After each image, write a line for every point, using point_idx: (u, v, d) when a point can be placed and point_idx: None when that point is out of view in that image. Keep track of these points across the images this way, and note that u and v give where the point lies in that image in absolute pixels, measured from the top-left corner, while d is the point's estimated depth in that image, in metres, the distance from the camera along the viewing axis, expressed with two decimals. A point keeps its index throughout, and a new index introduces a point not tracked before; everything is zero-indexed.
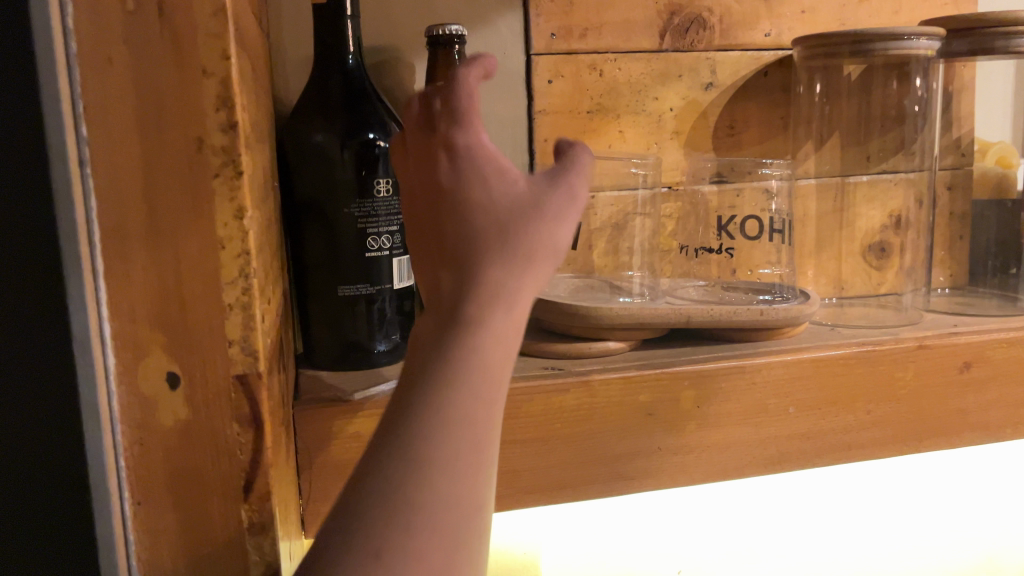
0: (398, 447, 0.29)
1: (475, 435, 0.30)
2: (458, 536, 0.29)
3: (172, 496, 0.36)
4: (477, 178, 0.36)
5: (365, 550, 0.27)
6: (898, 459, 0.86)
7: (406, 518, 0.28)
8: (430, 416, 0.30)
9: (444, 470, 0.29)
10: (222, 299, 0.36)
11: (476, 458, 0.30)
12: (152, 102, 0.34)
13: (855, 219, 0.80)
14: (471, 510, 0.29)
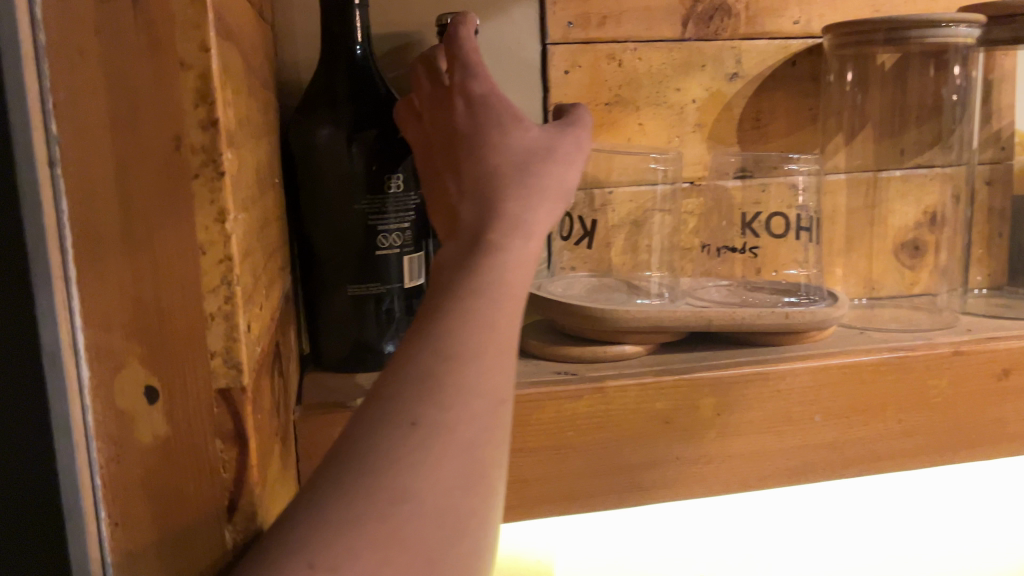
0: (437, 331, 0.33)
1: (499, 334, 0.34)
2: (483, 414, 0.32)
3: (152, 517, 0.34)
4: (493, 122, 0.47)
5: (404, 415, 0.30)
6: (931, 470, 0.82)
7: (441, 392, 0.31)
8: (464, 307, 0.34)
9: (477, 355, 0.33)
10: (202, 308, 0.34)
11: (502, 349, 0.34)
12: (126, 98, 0.31)
13: (888, 215, 0.76)
14: (496, 398, 0.33)
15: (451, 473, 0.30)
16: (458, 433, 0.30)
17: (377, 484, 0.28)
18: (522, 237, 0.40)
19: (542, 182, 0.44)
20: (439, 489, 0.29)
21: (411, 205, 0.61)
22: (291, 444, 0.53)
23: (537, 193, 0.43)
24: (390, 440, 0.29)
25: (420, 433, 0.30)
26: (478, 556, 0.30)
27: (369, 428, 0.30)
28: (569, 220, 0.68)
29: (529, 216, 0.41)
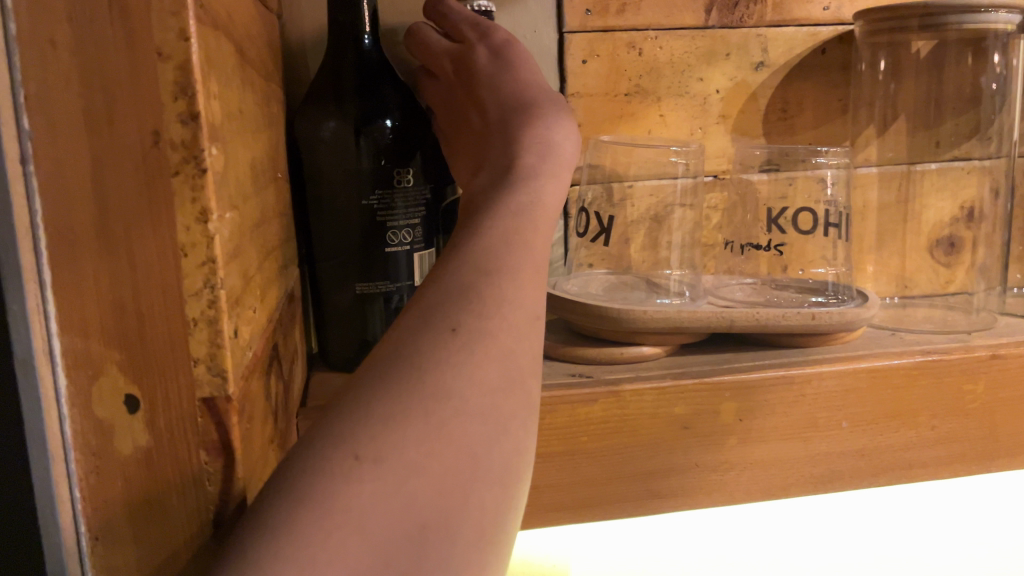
0: (474, 246, 0.36)
1: (533, 259, 0.37)
2: (520, 328, 0.34)
3: (133, 535, 0.33)
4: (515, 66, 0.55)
5: (445, 322, 0.32)
6: (970, 479, 0.79)
7: (482, 305, 0.33)
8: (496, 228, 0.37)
9: (513, 275, 0.35)
10: (185, 312, 0.32)
11: (536, 270, 0.36)
12: (101, 92, 0.30)
13: (922, 211, 0.73)
14: (530, 316, 0.35)
15: (492, 378, 0.31)
16: (497, 342, 0.32)
17: (420, 385, 0.29)
18: (555, 160, 0.44)
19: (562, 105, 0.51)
20: (480, 391, 0.31)
21: (422, 200, 0.59)
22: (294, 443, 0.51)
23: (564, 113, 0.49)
24: (433, 345, 0.31)
25: (461, 338, 0.31)
26: (517, 457, 0.32)
27: (412, 336, 0.31)
28: (586, 215, 0.66)
29: (559, 143, 0.46)
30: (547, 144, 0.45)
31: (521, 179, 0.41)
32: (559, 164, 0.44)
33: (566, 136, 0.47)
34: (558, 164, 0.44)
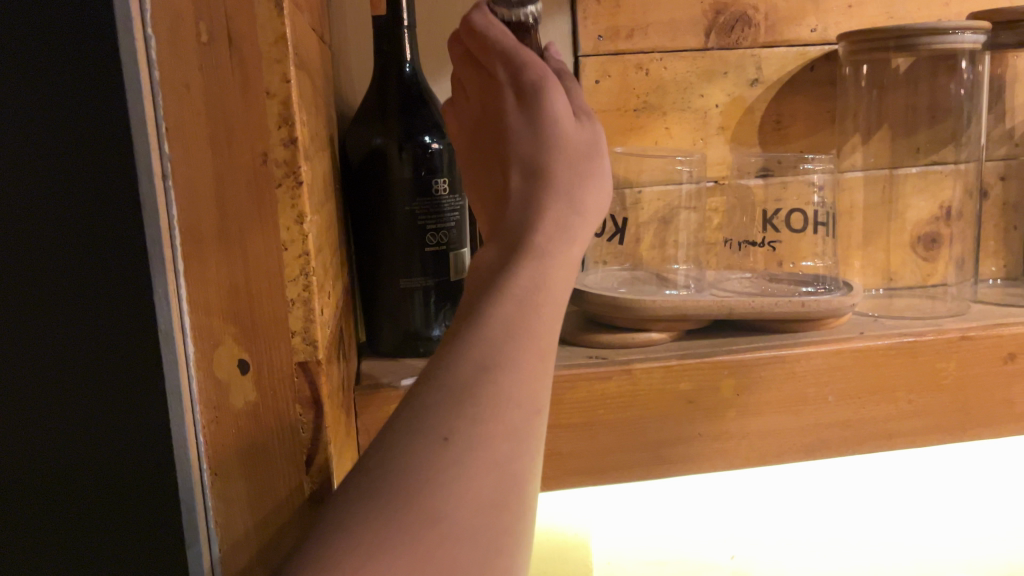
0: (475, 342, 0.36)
1: (535, 345, 0.37)
2: (516, 427, 0.34)
3: (247, 471, 0.41)
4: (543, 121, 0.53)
5: (437, 431, 0.33)
6: (938, 450, 0.90)
7: (478, 406, 0.34)
8: (500, 321, 0.37)
9: (512, 369, 0.36)
10: (286, 295, 0.40)
11: (538, 358, 0.37)
12: (222, 123, 0.38)
13: (905, 210, 0.81)
14: (526, 413, 0.35)
15: (483, 494, 0.32)
16: (488, 450, 0.33)
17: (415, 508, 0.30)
18: (566, 233, 0.45)
19: (585, 173, 0.51)
20: (471, 512, 0.31)
21: (457, 205, 0.67)
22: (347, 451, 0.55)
23: (584, 186, 0.50)
24: (426, 458, 0.32)
25: (454, 450, 0.32)
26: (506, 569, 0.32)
27: (404, 441, 0.32)
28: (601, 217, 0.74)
29: (571, 215, 0.47)
30: (558, 220, 0.45)
31: (528, 259, 0.41)
32: (571, 236, 0.45)
33: (580, 210, 0.48)
34: (569, 233, 0.45)
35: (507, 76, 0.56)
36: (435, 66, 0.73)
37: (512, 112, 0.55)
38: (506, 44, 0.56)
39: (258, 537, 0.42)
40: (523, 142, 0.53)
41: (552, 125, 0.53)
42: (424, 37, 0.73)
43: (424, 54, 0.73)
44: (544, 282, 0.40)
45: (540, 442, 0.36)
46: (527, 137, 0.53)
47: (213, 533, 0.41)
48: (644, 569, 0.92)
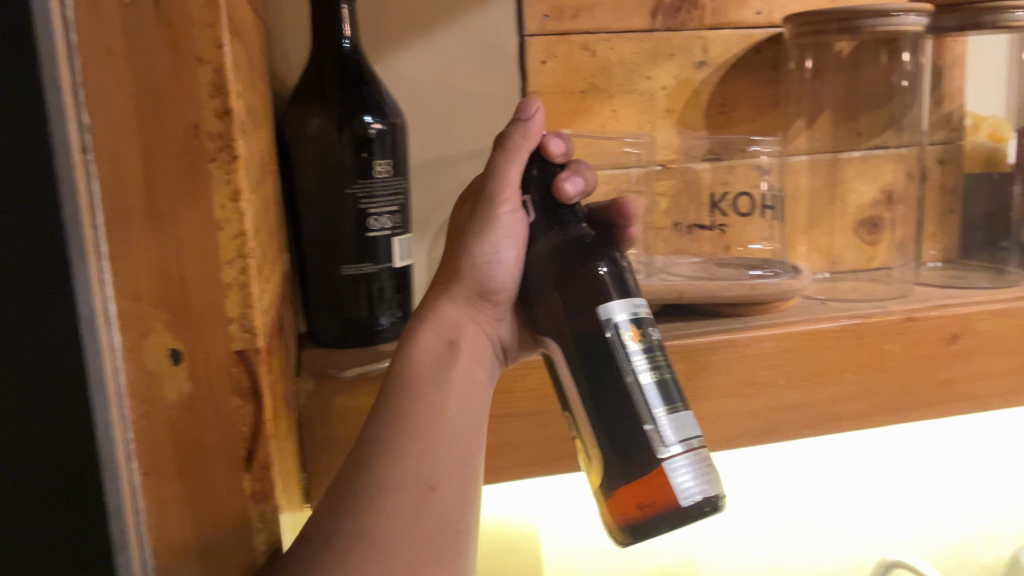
0: (376, 441, 0.44)
1: (423, 439, 0.45)
2: (404, 510, 0.42)
3: (183, 469, 0.38)
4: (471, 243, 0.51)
5: (330, 528, 0.41)
6: (890, 434, 0.95)
7: (362, 501, 0.42)
8: (395, 423, 0.45)
9: (396, 459, 0.44)
10: (220, 279, 0.38)
11: (421, 439, 0.45)
12: (148, 92, 0.35)
13: (848, 194, 0.81)
14: (418, 492, 0.43)
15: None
16: (376, 533, 0.41)
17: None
18: (428, 314, 0.52)
19: (460, 259, 0.52)
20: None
21: (400, 188, 0.64)
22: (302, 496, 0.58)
23: (457, 271, 0.52)
24: (316, 553, 0.40)
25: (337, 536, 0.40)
26: None
27: (323, 534, 0.41)
28: None
29: (445, 297, 0.52)
30: (429, 300, 0.53)
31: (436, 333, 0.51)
32: (427, 314, 0.52)
33: (446, 294, 0.52)
34: (438, 310, 0.52)
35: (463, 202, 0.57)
36: (375, 44, 0.69)
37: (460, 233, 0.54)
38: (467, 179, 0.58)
39: (195, 539, 0.39)
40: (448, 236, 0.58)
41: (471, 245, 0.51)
42: (365, 14, 0.69)
43: (365, 33, 0.69)
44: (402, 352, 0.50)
45: (440, 512, 0.44)
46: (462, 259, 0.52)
47: (144, 543, 0.38)
48: (592, 557, 0.91)
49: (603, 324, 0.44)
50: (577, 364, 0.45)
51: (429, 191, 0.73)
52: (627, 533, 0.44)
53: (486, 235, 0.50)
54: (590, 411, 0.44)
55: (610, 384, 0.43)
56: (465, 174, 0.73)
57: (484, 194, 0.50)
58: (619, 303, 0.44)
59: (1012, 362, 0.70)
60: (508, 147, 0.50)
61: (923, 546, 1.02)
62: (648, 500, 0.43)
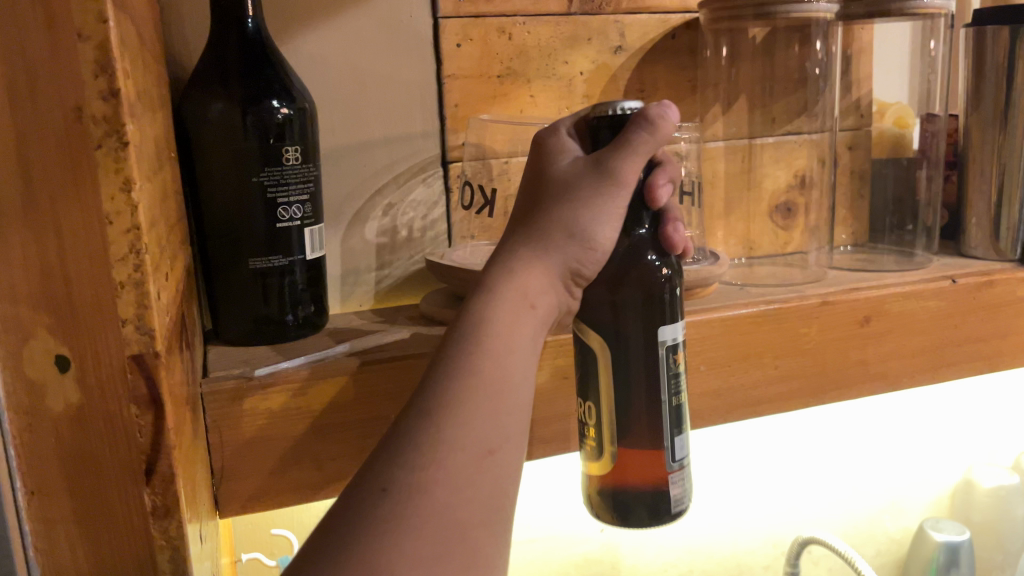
0: (435, 399, 0.39)
1: (495, 402, 0.40)
2: (465, 473, 0.37)
3: (73, 487, 0.35)
4: (576, 215, 0.47)
5: (376, 483, 0.35)
6: (796, 413, 0.99)
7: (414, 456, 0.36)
8: (456, 376, 0.40)
9: (457, 415, 0.38)
10: (111, 276, 0.34)
11: (488, 397, 0.40)
12: (22, 70, 0.31)
13: (762, 180, 0.83)
14: (477, 454, 0.38)
15: (426, 542, 0.34)
16: (426, 495, 0.35)
17: (359, 552, 0.33)
18: (506, 275, 0.46)
19: (561, 225, 0.47)
20: (415, 562, 0.33)
21: (310, 176, 0.61)
22: (211, 499, 0.55)
23: (554, 235, 0.47)
24: (364, 509, 0.34)
25: (393, 495, 0.35)
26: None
27: (352, 503, 0.35)
28: (469, 189, 0.70)
29: (531, 257, 0.47)
30: (513, 257, 0.47)
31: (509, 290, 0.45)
32: (513, 272, 0.46)
33: (534, 256, 0.47)
34: (526, 271, 0.46)
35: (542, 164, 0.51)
36: (281, 23, 0.65)
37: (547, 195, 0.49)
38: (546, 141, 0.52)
39: (89, 561, 0.36)
40: (523, 192, 0.52)
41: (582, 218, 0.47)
42: None
43: (270, 12, 0.65)
44: (484, 306, 0.44)
45: (499, 478, 0.38)
46: (562, 230, 0.47)
47: (32, 561, 0.35)
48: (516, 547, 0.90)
49: (662, 339, 0.49)
50: (627, 366, 0.49)
51: (341, 179, 0.69)
52: (606, 511, 0.51)
53: (601, 217, 0.47)
54: (626, 408, 0.50)
55: (653, 394, 0.50)
56: (378, 161, 0.70)
57: (608, 169, 0.47)
58: (674, 323, 0.50)
59: (921, 342, 0.72)
60: (650, 135, 0.47)
61: (834, 522, 1.06)
62: (650, 498, 0.51)
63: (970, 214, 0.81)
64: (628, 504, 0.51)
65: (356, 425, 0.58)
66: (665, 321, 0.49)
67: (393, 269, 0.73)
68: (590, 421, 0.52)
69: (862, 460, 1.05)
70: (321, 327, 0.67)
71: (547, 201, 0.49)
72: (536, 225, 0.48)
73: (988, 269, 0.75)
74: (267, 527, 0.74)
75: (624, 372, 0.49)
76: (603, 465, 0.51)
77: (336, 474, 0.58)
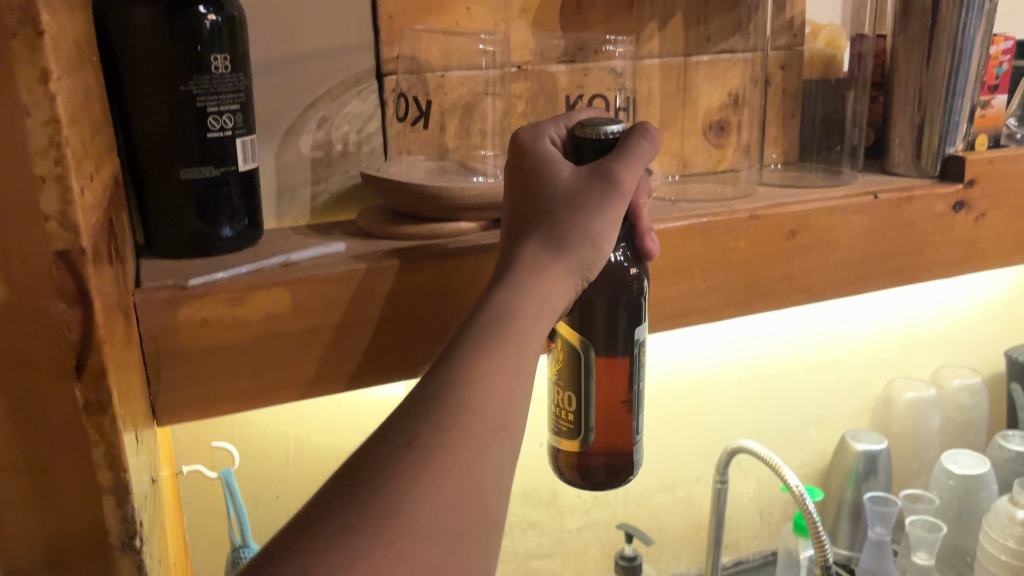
0: (457, 371, 0.44)
1: (509, 385, 0.45)
2: (480, 440, 0.41)
3: (6, 383, 0.35)
4: (589, 226, 0.53)
5: (404, 437, 0.40)
6: (725, 325, 1.03)
7: (443, 419, 0.41)
8: (480, 356, 0.45)
9: (480, 390, 0.43)
10: (32, 172, 0.34)
11: (504, 378, 0.45)
12: None
13: (697, 99, 0.83)
14: (495, 427, 0.43)
15: (443, 496, 0.38)
16: (450, 455, 0.40)
17: (370, 506, 0.36)
18: (530, 284, 0.51)
19: (579, 234, 0.53)
20: (414, 508, 0.37)
21: (240, 85, 0.60)
22: (148, 405, 0.55)
23: (572, 244, 0.52)
24: (391, 457, 0.39)
25: (416, 450, 0.39)
26: (467, 539, 0.38)
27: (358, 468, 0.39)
28: (404, 101, 0.71)
29: (549, 263, 0.52)
30: (537, 268, 0.52)
31: (530, 297, 0.50)
32: (539, 280, 0.51)
33: (555, 263, 0.52)
34: (549, 278, 0.52)
35: (536, 173, 0.55)
36: None
37: (553, 207, 0.54)
38: (534, 152, 0.56)
39: (22, 452, 0.36)
40: (514, 197, 0.56)
41: (595, 229, 0.53)
42: None
43: None
44: (512, 313, 0.49)
45: (509, 448, 0.43)
46: (578, 240, 0.53)
47: None
48: None
49: (636, 335, 0.59)
50: (604, 356, 0.59)
51: (274, 91, 0.68)
52: (572, 473, 0.61)
53: (610, 223, 0.53)
54: (599, 386, 0.59)
55: (626, 382, 0.60)
56: (311, 73, 0.69)
57: (611, 177, 0.54)
58: (642, 322, 0.59)
59: (844, 256, 0.76)
60: (645, 147, 0.55)
61: (760, 432, 1.11)
62: (614, 464, 0.61)
63: (894, 134, 0.84)
64: (594, 467, 0.61)
65: (294, 336, 0.59)
66: (640, 322, 0.59)
67: (328, 184, 0.73)
68: (560, 406, 0.61)
69: (788, 374, 1.11)
70: (256, 241, 0.66)
71: (555, 212, 0.54)
72: (550, 238, 0.53)
73: (908, 186, 0.78)
74: (208, 440, 0.76)
75: (601, 360, 0.59)
76: (570, 437, 0.60)
77: (274, 383, 0.59)
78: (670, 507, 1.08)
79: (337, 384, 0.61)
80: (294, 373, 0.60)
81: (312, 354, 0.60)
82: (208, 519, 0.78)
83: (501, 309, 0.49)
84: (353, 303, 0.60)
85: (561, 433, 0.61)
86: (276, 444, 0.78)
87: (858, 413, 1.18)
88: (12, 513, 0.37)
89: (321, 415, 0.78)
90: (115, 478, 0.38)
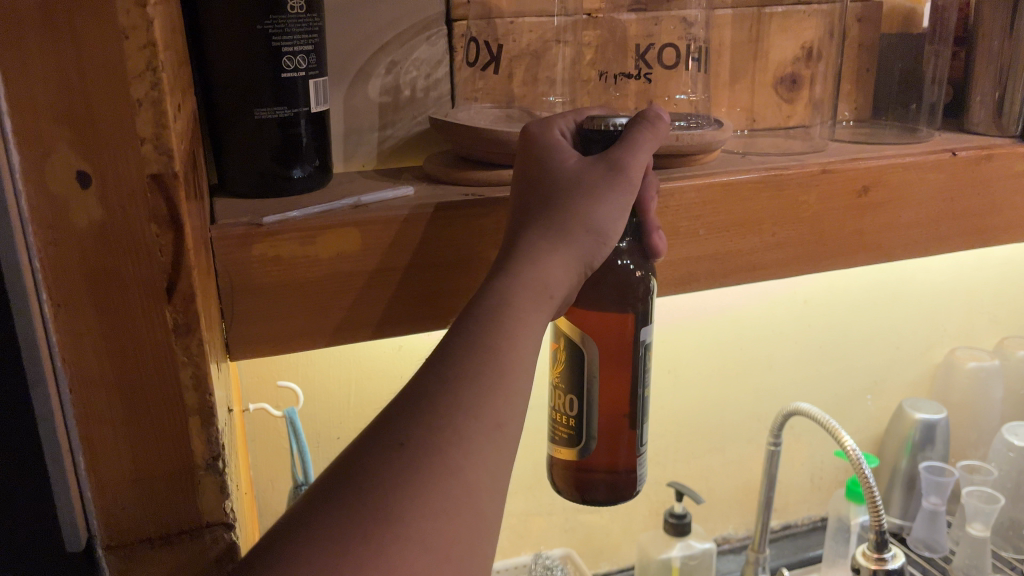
0: (452, 371, 0.44)
1: (493, 383, 0.45)
2: (471, 438, 0.42)
3: (102, 301, 0.38)
4: (589, 209, 0.52)
5: (394, 437, 0.41)
6: (783, 287, 1.02)
7: (432, 414, 0.42)
8: (483, 356, 0.45)
9: (467, 385, 0.44)
10: (131, 94, 0.36)
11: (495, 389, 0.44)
12: None
13: (769, 51, 0.82)
14: (486, 427, 0.43)
15: (434, 499, 0.40)
16: (443, 461, 0.41)
17: (372, 496, 0.39)
18: (531, 264, 0.50)
19: (583, 219, 0.52)
20: (409, 501, 0.39)
21: (314, 25, 0.60)
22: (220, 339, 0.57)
23: (574, 228, 0.52)
24: (384, 457, 0.41)
25: (405, 452, 0.41)
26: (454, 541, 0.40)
27: (373, 453, 0.41)
28: (475, 46, 0.71)
29: (549, 246, 0.51)
30: (535, 250, 0.51)
31: (526, 279, 0.50)
32: (539, 262, 0.51)
33: (556, 249, 0.51)
34: (549, 259, 0.51)
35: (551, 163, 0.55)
36: None
37: (557, 189, 0.53)
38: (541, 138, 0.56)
39: (113, 372, 0.40)
40: (518, 177, 0.56)
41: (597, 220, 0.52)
42: None
43: None
44: (510, 299, 0.48)
45: (506, 446, 0.44)
46: (583, 227, 0.52)
47: (62, 372, 0.39)
48: None
49: (642, 339, 0.59)
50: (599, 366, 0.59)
51: (344, 34, 0.69)
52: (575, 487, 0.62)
53: (614, 211, 0.53)
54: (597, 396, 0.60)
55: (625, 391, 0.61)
56: (381, 15, 0.69)
57: (615, 163, 0.54)
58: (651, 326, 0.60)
59: (915, 214, 0.74)
60: (649, 131, 0.55)
61: (814, 395, 1.10)
62: (615, 480, 0.61)
63: (974, 93, 0.81)
64: (595, 483, 0.62)
65: (364, 275, 0.59)
66: (645, 325, 0.59)
67: (396, 129, 0.73)
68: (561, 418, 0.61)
69: (846, 338, 1.09)
70: (326, 183, 0.67)
71: (557, 193, 0.53)
72: (552, 219, 0.52)
73: (989, 144, 0.76)
74: (273, 378, 0.77)
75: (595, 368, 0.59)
76: (571, 447, 0.61)
77: (346, 322, 0.60)
78: (720, 468, 1.08)
79: (404, 327, 0.62)
80: (365, 313, 0.60)
81: (379, 295, 0.60)
82: (269, 456, 0.80)
83: (499, 295, 0.48)
84: (423, 244, 0.60)
85: (560, 444, 0.62)
86: (337, 385, 0.79)
87: (917, 380, 1.16)
88: (101, 426, 0.40)
89: (381, 358, 0.79)
90: (201, 400, 0.42)
